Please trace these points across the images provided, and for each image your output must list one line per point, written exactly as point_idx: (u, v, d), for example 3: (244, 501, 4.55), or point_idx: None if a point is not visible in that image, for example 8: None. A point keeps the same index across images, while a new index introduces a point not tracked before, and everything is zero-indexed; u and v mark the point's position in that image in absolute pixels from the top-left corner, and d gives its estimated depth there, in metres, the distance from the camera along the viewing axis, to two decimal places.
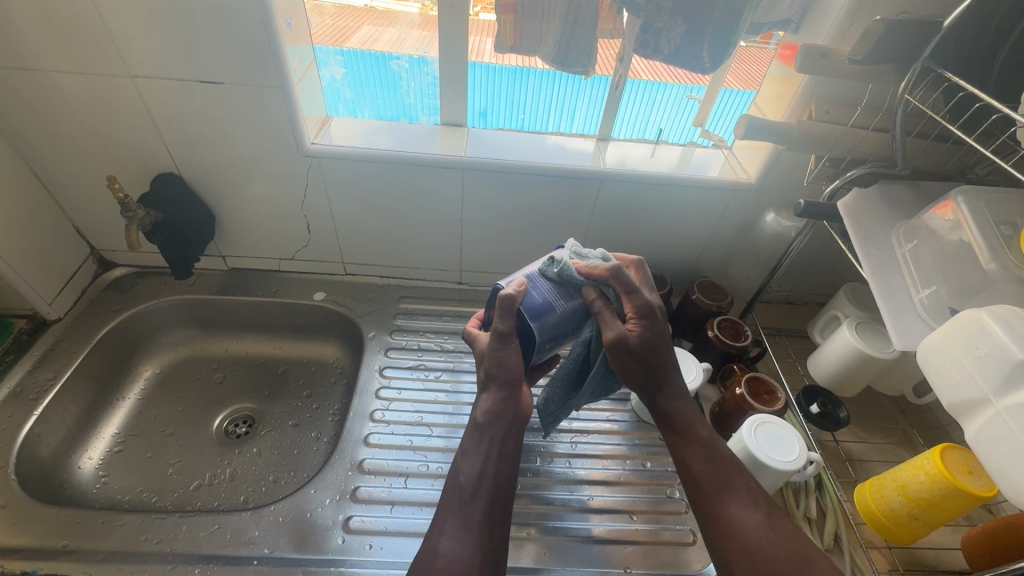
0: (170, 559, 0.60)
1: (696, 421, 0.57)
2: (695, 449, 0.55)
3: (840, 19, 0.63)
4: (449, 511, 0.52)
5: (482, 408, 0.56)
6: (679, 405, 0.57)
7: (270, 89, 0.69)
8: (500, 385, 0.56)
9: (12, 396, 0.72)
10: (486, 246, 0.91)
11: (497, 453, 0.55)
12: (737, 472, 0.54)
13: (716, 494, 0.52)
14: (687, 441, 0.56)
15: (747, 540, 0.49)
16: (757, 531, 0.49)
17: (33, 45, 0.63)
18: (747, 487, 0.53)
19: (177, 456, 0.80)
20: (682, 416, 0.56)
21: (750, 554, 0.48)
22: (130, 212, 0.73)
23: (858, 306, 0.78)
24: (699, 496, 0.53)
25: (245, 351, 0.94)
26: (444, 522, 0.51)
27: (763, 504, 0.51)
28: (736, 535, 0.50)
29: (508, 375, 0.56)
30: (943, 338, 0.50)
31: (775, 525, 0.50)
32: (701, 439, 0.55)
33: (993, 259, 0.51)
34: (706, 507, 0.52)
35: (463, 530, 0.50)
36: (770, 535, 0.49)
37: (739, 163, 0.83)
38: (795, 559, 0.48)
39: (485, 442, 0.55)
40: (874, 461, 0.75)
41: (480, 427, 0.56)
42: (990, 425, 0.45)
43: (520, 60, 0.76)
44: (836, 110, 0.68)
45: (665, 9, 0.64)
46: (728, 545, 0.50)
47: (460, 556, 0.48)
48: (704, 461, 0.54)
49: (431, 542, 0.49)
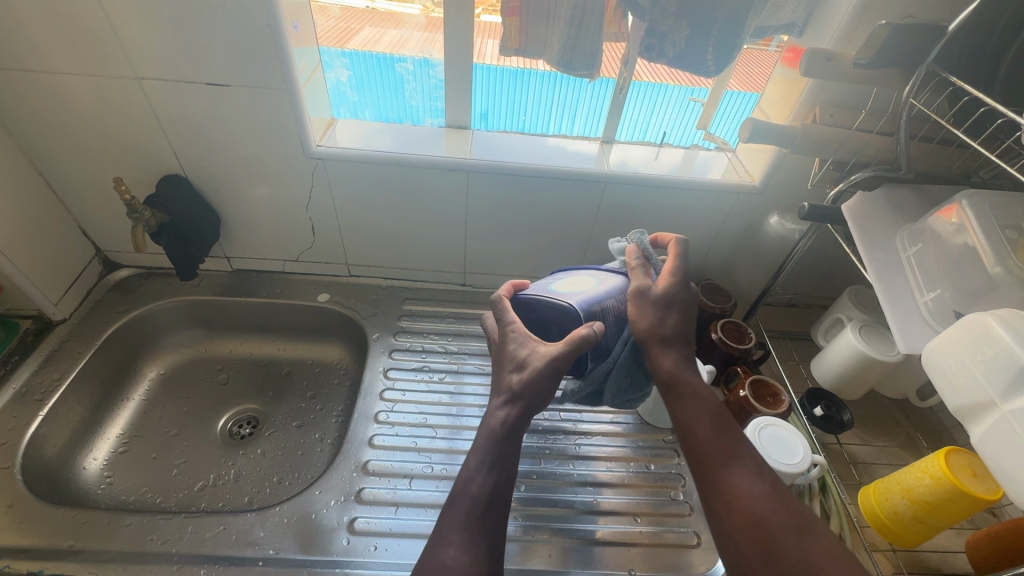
0: (175, 560, 0.60)
1: (702, 388, 0.55)
2: (699, 416, 0.53)
3: (844, 22, 0.64)
4: (455, 519, 0.50)
5: (499, 421, 0.55)
6: (687, 372, 0.55)
7: (276, 91, 0.69)
8: (525, 406, 0.55)
9: (18, 397, 0.72)
10: (490, 248, 0.91)
11: (507, 468, 0.54)
12: (741, 443, 0.52)
13: (720, 461, 0.50)
14: (692, 407, 0.54)
15: (750, 508, 0.47)
16: (761, 500, 0.48)
17: (41, 47, 0.64)
18: (752, 457, 0.51)
19: (181, 457, 0.80)
20: (687, 384, 0.54)
21: (752, 522, 0.47)
22: (137, 213, 0.74)
23: (861, 309, 0.78)
24: (702, 464, 0.51)
25: (249, 352, 0.95)
26: (453, 530, 0.49)
27: (767, 473, 0.50)
28: (738, 504, 0.48)
29: (535, 399, 0.55)
30: (949, 341, 0.50)
31: (779, 496, 0.48)
32: (706, 404, 0.54)
33: (998, 262, 0.51)
34: (708, 475, 0.50)
35: (472, 541, 0.49)
36: (774, 505, 0.47)
37: (742, 165, 0.83)
38: (797, 526, 0.46)
39: (498, 458, 0.53)
40: (878, 464, 0.75)
41: (495, 440, 0.54)
42: (996, 428, 0.45)
43: (524, 62, 0.76)
44: (840, 113, 0.69)
45: (670, 13, 0.64)
46: (731, 513, 0.48)
47: (466, 567, 0.47)
48: (708, 429, 0.52)
49: (435, 552, 0.48)
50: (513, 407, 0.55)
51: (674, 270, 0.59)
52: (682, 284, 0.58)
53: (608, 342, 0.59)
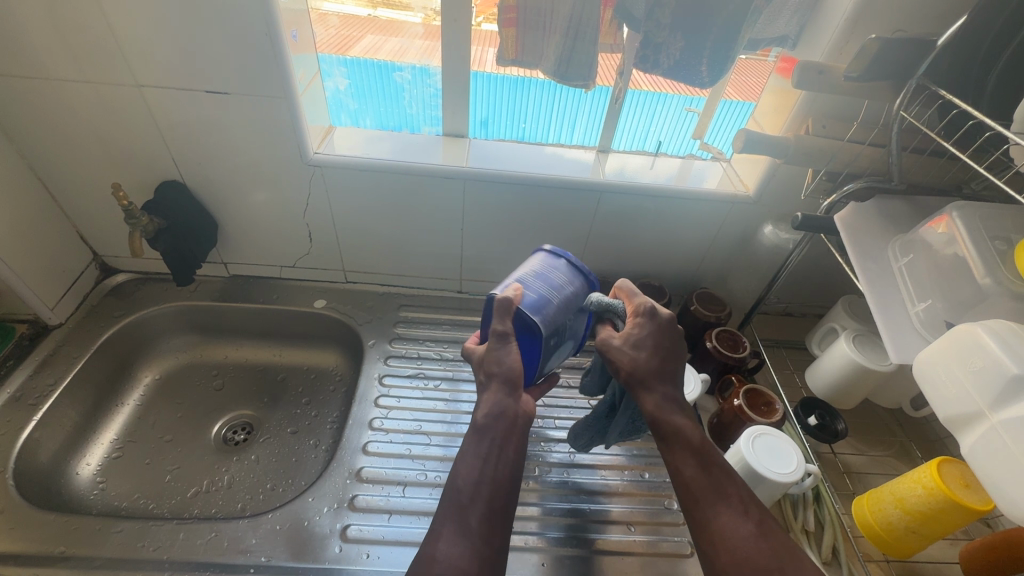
0: (166, 566, 0.60)
1: (685, 425, 0.54)
2: (684, 455, 0.53)
3: (836, 36, 0.65)
4: (446, 515, 0.49)
5: (485, 403, 0.53)
6: (669, 412, 0.54)
7: (275, 99, 0.70)
8: (501, 382, 0.54)
9: (12, 401, 0.72)
10: (487, 255, 0.91)
11: (500, 456, 0.52)
12: (727, 480, 0.52)
13: (706, 500, 0.51)
14: (677, 447, 0.53)
15: (736, 546, 0.48)
16: (747, 540, 0.48)
17: (42, 53, 0.64)
18: (738, 495, 0.51)
19: (175, 463, 0.80)
20: (670, 425, 0.54)
21: (740, 560, 0.47)
22: (134, 219, 0.74)
23: (855, 318, 0.79)
24: (688, 504, 0.51)
25: (245, 357, 0.95)
26: (443, 524, 0.48)
27: (752, 511, 0.50)
28: (727, 543, 0.48)
29: (513, 373, 0.54)
30: (939, 352, 0.50)
31: (766, 535, 0.48)
32: (693, 443, 0.53)
33: (988, 274, 0.52)
34: (696, 514, 0.51)
35: (463, 534, 0.47)
36: (762, 543, 0.48)
37: (738, 175, 0.84)
38: (783, 564, 0.46)
39: (486, 443, 0.52)
40: (872, 474, 0.75)
41: (480, 428, 0.53)
42: (985, 439, 0.45)
43: (521, 71, 0.77)
44: (833, 124, 0.69)
45: (664, 25, 0.65)
46: (720, 552, 0.48)
47: (456, 561, 0.45)
48: (694, 468, 0.52)
49: (427, 547, 0.47)
50: (491, 386, 0.54)
51: (635, 310, 0.58)
52: (649, 322, 0.57)
53: (542, 294, 0.57)
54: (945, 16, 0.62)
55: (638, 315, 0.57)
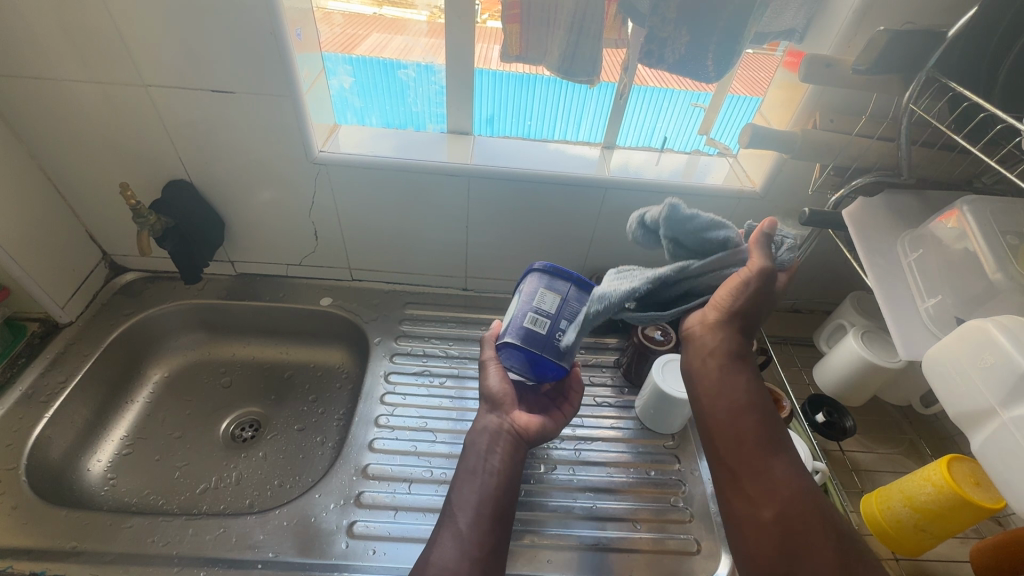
0: (176, 561, 0.60)
1: (749, 380, 0.55)
2: (746, 411, 0.53)
3: (845, 28, 0.64)
4: (444, 524, 0.53)
5: (473, 422, 0.61)
6: (738, 363, 0.54)
7: (280, 98, 0.70)
8: (485, 404, 0.61)
9: (24, 398, 0.74)
10: (491, 252, 0.91)
11: (486, 466, 0.56)
12: (779, 439, 0.53)
13: (760, 457, 0.52)
14: (737, 398, 0.54)
15: (786, 501, 0.50)
16: (793, 499, 0.50)
17: (52, 54, 0.65)
18: (788, 453, 0.53)
19: (184, 459, 0.81)
20: (736, 375, 0.54)
21: (783, 517, 0.49)
22: (142, 218, 0.74)
23: (864, 315, 0.78)
24: (741, 455, 0.52)
25: (253, 355, 0.95)
26: (445, 529, 0.52)
27: (800, 471, 0.52)
28: (776, 496, 0.50)
29: (501, 395, 0.60)
30: (949, 348, 0.50)
31: (810, 494, 0.51)
32: (751, 398, 0.54)
33: (999, 269, 0.51)
34: (747, 465, 0.52)
35: (459, 539, 0.51)
36: (805, 503, 0.50)
37: (744, 171, 0.83)
38: (824, 526, 0.49)
39: (470, 455, 0.58)
40: (881, 471, 0.74)
41: (469, 442, 0.59)
42: (996, 436, 0.45)
43: (527, 68, 0.76)
44: (841, 119, 0.69)
45: (669, 19, 0.65)
46: (767, 506, 0.50)
47: (452, 562, 0.49)
48: (753, 423, 0.53)
49: (426, 553, 0.51)
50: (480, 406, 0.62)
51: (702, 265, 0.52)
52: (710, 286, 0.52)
53: None
54: (955, 7, 0.61)
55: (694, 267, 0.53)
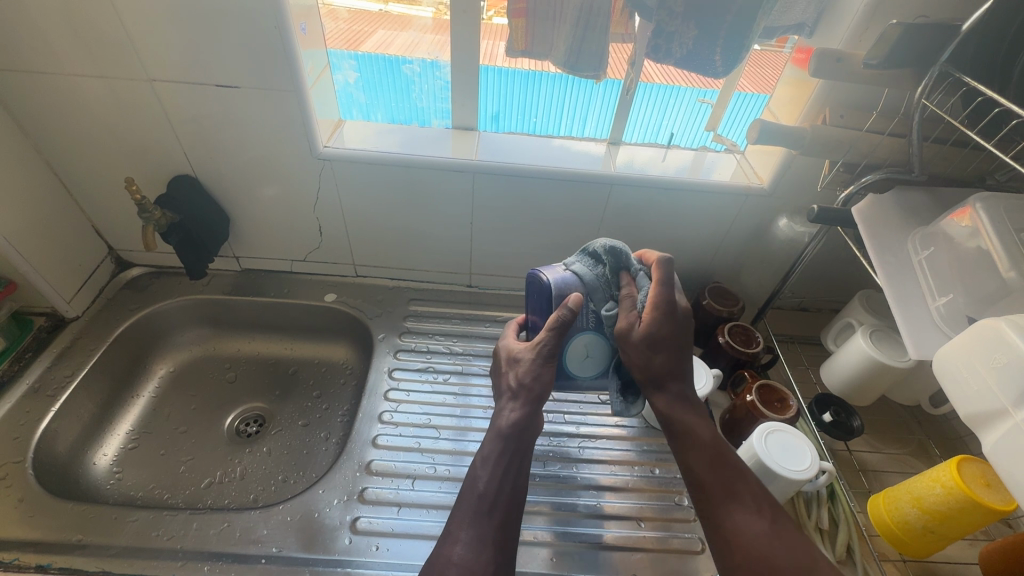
0: (179, 556, 0.60)
1: (696, 423, 0.57)
2: (697, 453, 0.56)
3: (856, 23, 0.63)
4: (451, 527, 0.54)
5: (504, 409, 0.60)
6: (679, 411, 0.57)
7: (284, 93, 0.70)
8: (529, 399, 0.59)
9: (31, 392, 0.74)
10: (496, 249, 0.91)
11: (511, 468, 0.57)
12: (739, 479, 0.54)
13: (719, 502, 0.53)
14: (687, 445, 0.56)
15: (751, 543, 0.49)
16: (762, 537, 0.49)
17: (57, 49, 0.65)
18: (750, 494, 0.53)
19: (189, 454, 0.81)
20: (681, 422, 0.57)
21: (753, 560, 0.48)
22: (147, 213, 0.75)
23: (872, 313, 0.76)
24: (703, 505, 0.54)
25: (258, 351, 0.96)
26: (460, 528, 0.52)
27: (765, 509, 0.52)
28: (740, 541, 0.50)
29: (539, 392, 0.59)
30: (961, 347, 0.49)
31: (779, 532, 0.49)
32: (701, 444, 0.56)
33: (1012, 267, 0.49)
34: (710, 514, 0.53)
35: (478, 538, 0.52)
36: (775, 541, 0.49)
37: (752, 167, 0.82)
38: (799, 564, 0.47)
39: (501, 452, 0.57)
40: (889, 472, 0.73)
41: (503, 436, 0.58)
42: (1007, 437, 0.44)
43: (532, 64, 0.76)
44: (851, 115, 0.68)
45: (677, 14, 0.64)
46: (734, 552, 0.50)
47: (472, 564, 0.50)
48: (705, 466, 0.55)
49: (445, 550, 0.51)
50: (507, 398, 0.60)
51: (656, 301, 0.54)
52: (666, 319, 0.54)
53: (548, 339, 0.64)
54: (969, 1, 0.60)
55: (655, 309, 0.54)
